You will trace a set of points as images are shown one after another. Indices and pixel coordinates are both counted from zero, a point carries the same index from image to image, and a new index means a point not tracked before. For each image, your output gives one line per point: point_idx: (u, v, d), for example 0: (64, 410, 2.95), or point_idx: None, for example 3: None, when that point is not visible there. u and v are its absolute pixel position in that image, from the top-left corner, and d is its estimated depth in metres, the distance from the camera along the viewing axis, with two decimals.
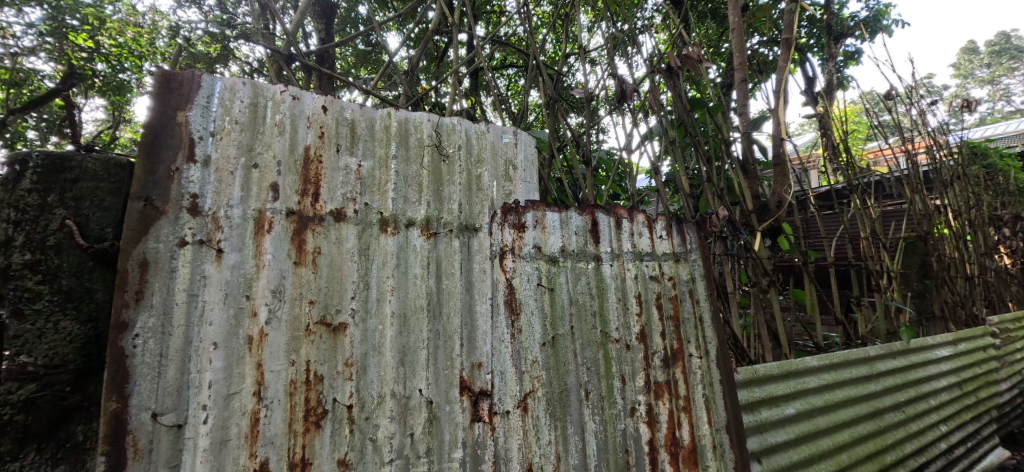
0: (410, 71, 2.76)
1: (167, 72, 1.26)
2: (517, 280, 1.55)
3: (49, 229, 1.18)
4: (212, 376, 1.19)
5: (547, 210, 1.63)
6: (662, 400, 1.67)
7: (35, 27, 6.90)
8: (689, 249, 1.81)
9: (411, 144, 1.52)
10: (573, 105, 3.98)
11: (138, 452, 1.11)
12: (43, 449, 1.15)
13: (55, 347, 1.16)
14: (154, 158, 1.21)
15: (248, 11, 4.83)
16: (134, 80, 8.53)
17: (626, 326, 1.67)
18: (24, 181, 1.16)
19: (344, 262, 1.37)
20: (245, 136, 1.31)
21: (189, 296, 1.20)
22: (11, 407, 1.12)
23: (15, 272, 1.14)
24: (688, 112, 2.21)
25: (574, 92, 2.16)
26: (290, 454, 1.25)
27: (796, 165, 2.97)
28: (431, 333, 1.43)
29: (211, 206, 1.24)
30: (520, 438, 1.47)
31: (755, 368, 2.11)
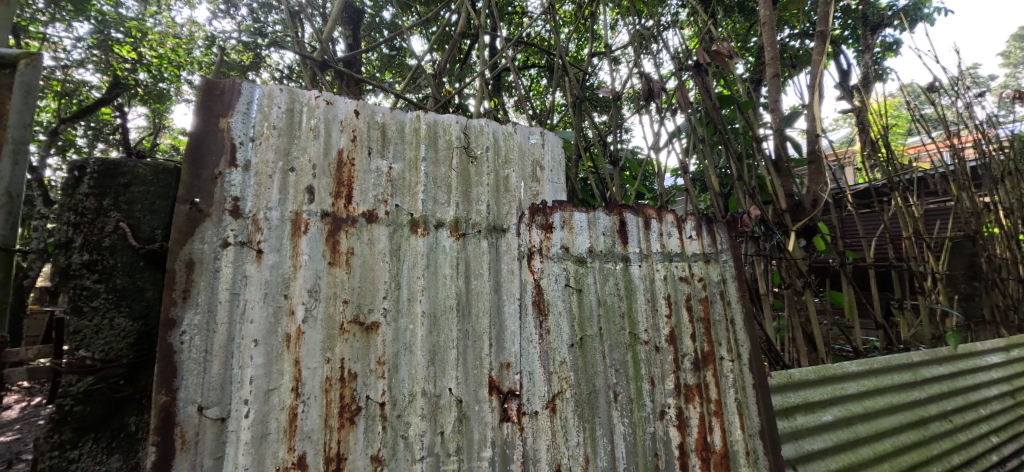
0: (435, 74, 2.79)
1: (210, 80, 1.31)
2: (545, 281, 1.55)
3: (105, 231, 1.25)
4: (253, 372, 1.23)
5: (575, 210, 1.63)
6: (692, 403, 1.64)
7: (83, 41, 7.30)
8: (720, 249, 1.78)
9: (440, 146, 1.55)
10: (599, 104, 3.96)
11: (185, 443, 1.17)
12: (99, 438, 1.21)
13: (110, 342, 1.23)
14: (199, 163, 1.26)
15: (279, 20, 4.99)
16: (174, 88, 8.91)
17: (655, 327, 1.65)
18: (83, 186, 1.23)
19: (377, 262, 1.40)
20: (283, 141, 1.36)
21: (232, 295, 1.24)
22: (72, 398, 1.19)
23: (75, 272, 1.21)
24: (717, 109, 2.17)
25: (600, 91, 2.15)
26: (326, 449, 1.28)
27: (833, 162, 2.87)
28: (460, 332, 1.45)
29: (251, 209, 1.29)
30: (548, 439, 1.47)
31: (790, 373, 2.05)
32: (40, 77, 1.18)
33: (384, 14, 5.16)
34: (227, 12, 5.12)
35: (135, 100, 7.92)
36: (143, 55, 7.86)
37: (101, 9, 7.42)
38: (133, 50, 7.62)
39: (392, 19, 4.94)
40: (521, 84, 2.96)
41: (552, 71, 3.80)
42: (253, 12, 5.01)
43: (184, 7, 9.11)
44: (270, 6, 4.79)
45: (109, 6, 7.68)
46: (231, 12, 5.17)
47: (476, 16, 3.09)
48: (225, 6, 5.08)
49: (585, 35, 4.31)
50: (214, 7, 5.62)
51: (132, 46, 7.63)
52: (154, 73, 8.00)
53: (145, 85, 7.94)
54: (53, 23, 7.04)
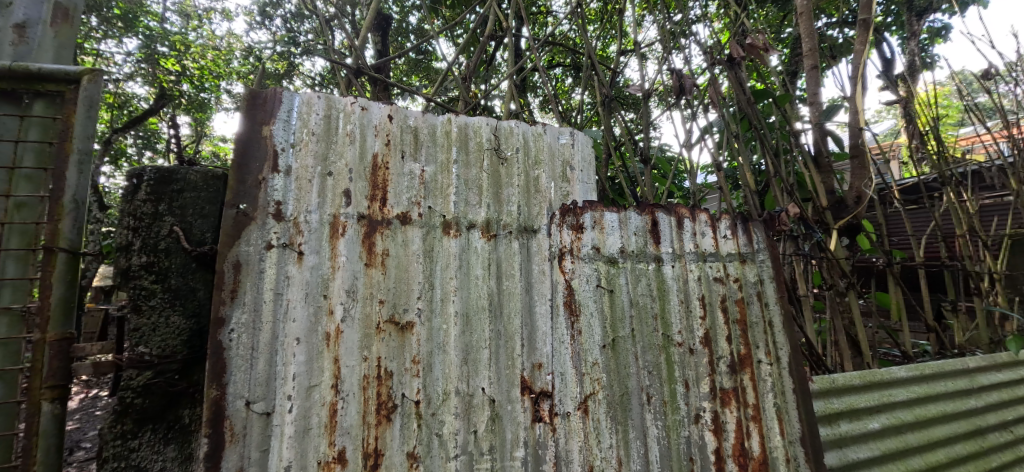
0: (463, 77, 2.82)
1: (253, 90, 1.38)
2: (576, 281, 1.55)
3: (160, 234, 1.32)
4: (295, 369, 1.28)
5: (606, 210, 1.62)
6: (729, 408, 1.60)
7: (132, 56, 7.73)
8: (757, 248, 1.73)
9: (471, 149, 1.57)
10: (628, 102, 3.91)
11: (234, 436, 1.22)
12: (157, 429, 1.29)
13: (166, 339, 1.31)
14: (244, 169, 1.32)
15: (311, 29, 5.15)
16: (215, 98, 9.31)
17: (689, 329, 1.63)
18: (141, 192, 1.31)
19: (411, 263, 1.43)
20: (321, 146, 1.41)
21: (275, 295, 1.30)
22: (132, 391, 1.26)
23: (135, 273, 1.29)
24: (751, 104, 2.11)
25: (629, 88, 2.12)
26: (364, 445, 1.32)
27: (878, 156, 2.74)
28: (492, 333, 1.47)
29: (292, 212, 1.34)
30: (581, 440, 1.47)
31: (833, 378, 1.97)
32: (100, 89, 1.27)
33: (411, 19, 5.24)
34: (263, 22, 5.31)
35: (179, 110, 8.31)
36: (186, 67, 8.24)
37: (148, 25, 7.84)
38: (177, 62, 8.00)
39: (420, 23, 5.01)
40: (548, 85, 2.96)
41: (579, 71, 3.78)
42: (287, 22, 5.18)
43: (224, 20, 9.51)
44: (303, 16, 4.95)
45: (155, 22, 8.10)
46: (267, 23, 5.37)
47: (503, 18, 3.11)
48: (261, 18, 5.28)
49: (613, 33, 4.27)
50: (251, 19, 5.84)
51: (176, 58, 8.01)
52: (196, 83, 8.38)
53: (189, 95, 8.32)
54: (105, 40, 7.47)
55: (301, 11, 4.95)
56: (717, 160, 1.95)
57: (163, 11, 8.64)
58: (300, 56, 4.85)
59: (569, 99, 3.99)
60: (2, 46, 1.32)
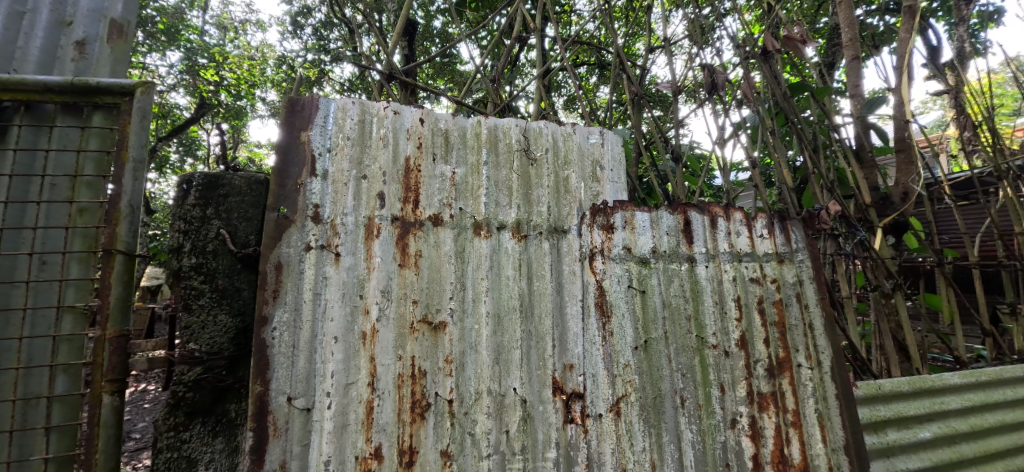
0: (490, 78, 2.82)
1: (292, 97, 1.43)
2: (607, 282, 1.54)
3: (208, 237, 1.39)
4: (334, 367, 1.32)
5: (637, 210, 1.60)
6: (767, 413, 1.56)
7: (175, 68, 8.10)
8: (795, 248, 1.67)
9: (501, 150, 1.58)
10: (656, 100, 3.84)
11: (277, 430, 1.27)
12: (206, 422, 1.35)
13: (214, 337, 1.37)
14: (285, 174, 1.37)
15: (340, 36, 5.28)
16: (250, 106, 9.64)
17: (724, 331, 1.59)
18: (190, 197, 1.38)
19: (443, 264, 1.45)
20: (355, 150, 1.45)
21: (314, 295, 1.34)
22: (184, 385, 1.33)
23: (185, 274, 1.36)
24: (788, 98, 2.03)
25: (659, 86, 2.07)
26: (399, 442, 1.35)
27: (926, 150, 2.60)
28: (524, 333, 1.47)
29: (330, 215, 1.39)
30: (613, 443, 1.46)
31: (879, 384, 1.89)
32: (152, 100, 1.34)
33: (436, 23, 5.29)
34: (293, 32, 5.46)
35: (218, 119, 8.65)
36: (224, 77, 8.58)
37: (189, 38, 8.20)
38: (216, 73, 8.33)
39: (444, 27, 5.06)
40: (574, 84, 2.93)
41: (605, 69, 3.73)
42: (317, 31, 5.32)
43: (258, 31, 9.87)
44: (332, 25, 5.06)
45: (195, 35, 8.46)
46: (297, 32, 5.52)
47: (528, 19, 3.10)
48: (293, 27, 5.45)
49: (638, 30, 4.20)
50: (284, 29, 6.04)
51: (215, 69, 8.36)
52: (234, 93, 8.72)
53: (226, 104, 8.66)
54: (150, 53, 7.84)
55: (330, 20, 5.07)
56: (751, 157, 1.89)
57: (201, 24, 9.03)
58: (330, 63, 4.97)
59: (596, 98, 3.95)
60: (65, 61, 1.43)
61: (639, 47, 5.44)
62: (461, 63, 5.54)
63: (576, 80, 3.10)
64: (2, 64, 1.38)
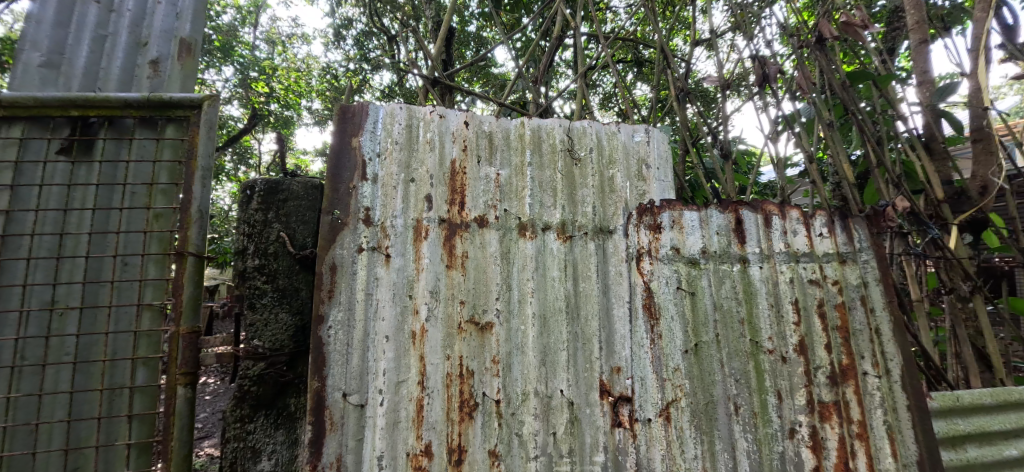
0: (528, 79, 2.80)
1: (343, 105, 1.49)
2: (655, 283, 1.50)
3: (270, 239, 1.47)
4: (385, 365, 1.36)
5: (685, 209, 1.54)
6: (830, 423, 1.46)
7: (230, 82, 8.57)
8: (859, 247, 1.56)
9: (545, 151, 1.58)
10: (701, 95, 3.71)
11: (334, 425, 1.32)
12: (268, 414, 1.42)
13: (276, 334, 1.44)
14: (338, 178, 1.43)
15: (379, 45, 5.41)
16: (298, 115, 10.08)
17: (781, 335, 1.50)
18: (253, 202, 1.47)
19: (489, 265, 1.46)
20: (404, 154, 1.49)
21: (366, 295, 1.39)
22: (249, 379, 1.41)
23: (250, 274, 1.45)
24: (847, 87, 1.89)
25: (706, 80, 1.95)
26: (448, 440, 1.36)
27: (1007, 138, 2.38)
28: (570, 334, 1.46)
29: (380, 217, 1.43)
30: (663, 449, 1.41)
31: (958, 395, 1.73)
32: (218, 112, 1.43)
33: (472, 26, 5.32)
34: (335, 42, 5.64)
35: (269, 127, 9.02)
36: (273, 89, 9.00)
37: (242, 53, 8.66)
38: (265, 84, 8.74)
39: (479, 31, 5.09)
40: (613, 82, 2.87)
41: (644, 65, 3.62)
42: (358, 41, 5.47)
43: (305, 44, 10.31)
44: (371, 34, 5.19)
45: (247, 51, 8.92)
46: (339, 43, 5.70)
47: (567, 18, 3.05)
48: (335, 38, 5.63)
49: (678, 23, 4.07)
50: (327, 41, 6.26)
51: (265, 81, 8.78)
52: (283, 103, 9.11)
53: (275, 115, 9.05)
54: (208, 69, 8.34)
55: (369, 29, 5.21)
56: (807, 151, 1.77)
57: (253, 40, 9.52)
58: (371, 72, 5.10)
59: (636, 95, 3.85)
60: (142, 79, 1.55)
61: (677, 41, 5.28)
62: (497, 65, 5.54)
63: (614, 77, 3.02)
64: (89, 84, 1.51)
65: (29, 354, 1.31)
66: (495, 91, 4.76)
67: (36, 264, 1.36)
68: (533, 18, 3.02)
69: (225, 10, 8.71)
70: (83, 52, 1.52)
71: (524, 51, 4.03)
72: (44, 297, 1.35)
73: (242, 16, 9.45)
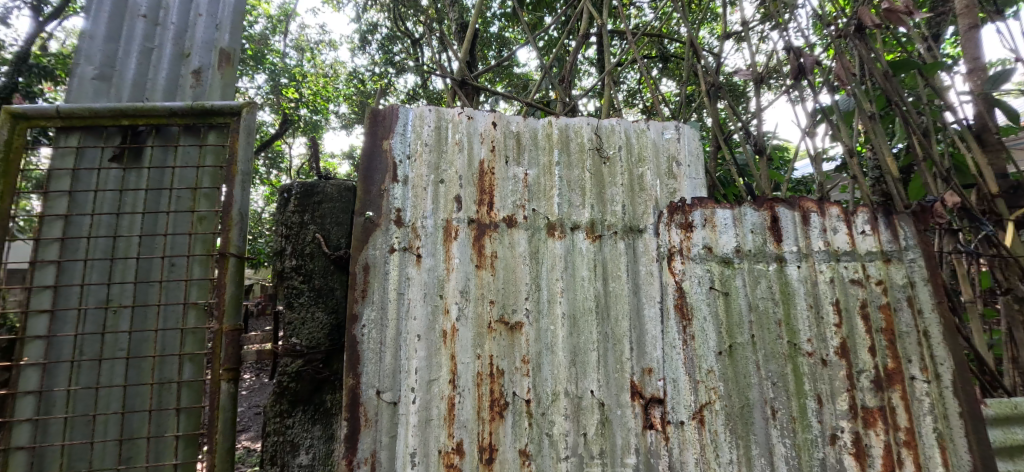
0: (552, 78, 2.77)
1: (374, 108, 1.52)
2: (687, 283, 1.47)
3: (306, 241, 1.51)
4: (417, 363, 1.38)
5: (717, 207, 1.50)
6: (874, 430, 1.38)
7: (262, 89, 8.85)
8: (905, 246, 1.45)
9: (573, 150, 1.57)
10: (732, 90, 3.61)
11: (368, 421, 1.35)
12: (306, 410, 1.47)
13: (312, 332, 1.49)
14: (369, 180, 1.46)
15: (403, 48, 5.48)
16: (326, 120, 10.36)
17: (821, 338, 1.43)
18: (290, 205, 1.52)
19: (518, 265, 1.47)
20: (433, 156, 1.51)
21: (398, 295, 1.41)
22: (287, 376, 1.45)
23: (288, 275, 1.50)
24: (890, 77, 1.79)
25: (735, 74, 1.87)
26: (479, 439, 1.37)
27: None
28: (600, 335, 1.45)
29: (411, 218, 1.45)
30: (696, 452, 1.39)
31: (1016, 402, 1.63)
32: (256, 119, 1.49)
33: (494, 27, 5.32)
34: (361, 46, 5.75)
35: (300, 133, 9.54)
36: (303, 95, 9.42)
37: (272, 61, 8.93)
38: (296, 91, 9.14)
39: (501, 32, 5.10)
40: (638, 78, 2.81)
41: (670, 60, 3.54)
42: (383, 46, 5.55)
43: (332, 50, 10.55)
44: (395, 38, 5.27)
45: (278, 58, 9.19)
46: (365, 47, 5.80)
47: (592, 15, 3.00)
48: (361, 43, 5.74)
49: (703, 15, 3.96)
50: (353, 46, 6.40)
51: (296, 88, 9.16)
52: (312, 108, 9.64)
53: (304, 119, 9.72)
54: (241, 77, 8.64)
55: (393, 33, 5.28)
56: (845, 144, 1.69)
57: (284, 48, 9.81)
58: (395, 75, 5.17)
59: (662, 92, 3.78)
60: (185, 89, 1.62)
61: (702, 34, 5.14)
62: (519, 65, 5.53)
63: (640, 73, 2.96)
64: (137, 94, 1.59)
65: (86, 349, 1.39)
66: (518, 91, 4.74)
67: (91, 265, 1.44)
68: (559, 16, 2.98)
69: (257, 20, 9.01)
70: (132, 64, 1.60)
71: (547, 50, 4.01)
72: (100, 296, 1.43)
73: (273, 25, 9.76)
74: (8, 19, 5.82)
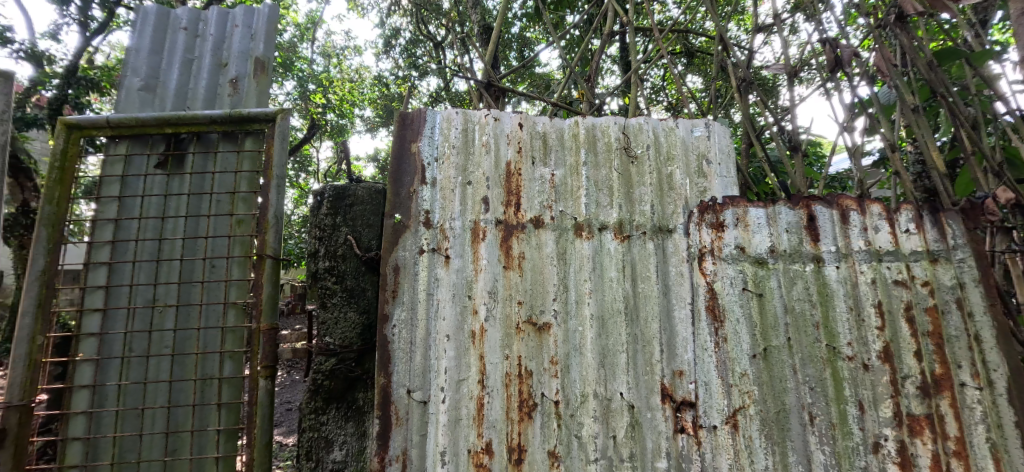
0: (575, 77, 2.75)
1: (403, 112, 1.55)
2: (719, 284, 1.44)
3: (339, 242, 1.55)
4: (447, 363, 1.40)
5: (750, 205, 1.46)
6: (921, 439, 1.31)
7: (291, 95, 9.12)
8: (953, 245, 1.37)
9: (600, 150, 1.56)
10: (762, 84, 3.50)
11: (399, 420, 1.37)
12: (340, 407, 1.50)
13: (345, 331, 1.52)
14: (399, 183, 1.49)
15: (426, 51, 5.56)
16: (353, 123, 10.57)
17: (862, 341, 1.37)
18: (324, 207, 1.57)
19: (546, 266, 1.47)
20: (461, 158, 1.52)
21: (428, 295, 1.43)
22: (321, 374, 1.49)
23: (322, 276, 1.54)
24: (934, 66, 1.69)
25: (766, 69, 1.80)
26: (508, 440, 1.38)
27: None
28: (629, 336, 1.43)
29: (439, 220, 1.47)
30: (730, 458, 1.35)
31: None
32: (290, 124, 1.53)
33: (515, 28, 5.34)
34: (385, 51, 5.85)
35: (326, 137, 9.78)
36: (329, 100, 9.79)
37: (301, 68, 9.20)
38: (322, 96, 9.39)
39: (522, 32, 5.10)
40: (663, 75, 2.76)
41: (695, 56, 3.47)
42: (406, 49, 5.64)
43: (358, 55, 10.77)
44: (418, 42, 5.34)
45: (306, 65, 9.45)
46: (388, 51, 5.91)
47: (617, 12, 2.95)
48: (385, 48, 5.85)
49: (728, 8, 3.86)
50: (377, 51, 6.53)
51: (322, 93, 9.41)
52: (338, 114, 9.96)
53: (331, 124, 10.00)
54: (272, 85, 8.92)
55: (416, 37, 5.38)
56: (886, 138, 1.61)
57: (312, 55, 10.08)
58: (419, 79, 5.24)
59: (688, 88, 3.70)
60: (223, 97, 1.68)
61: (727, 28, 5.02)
62: (540, 65, 5.53)
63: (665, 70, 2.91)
64: (180, 103, 1.66)
65: (135, 346, 1.47)
66: (540, 91, 4.74)
67: (139, 265, 1.51)
68: (583, 15, 2.94)
69: (285, 28, 9.30)
70: (174, 75, 1.67)
71: (569, 50, 3.99)
72: (147, 296, 1.50)
73: (301, 33, 10.06)
74: (59, 36, 6.18)
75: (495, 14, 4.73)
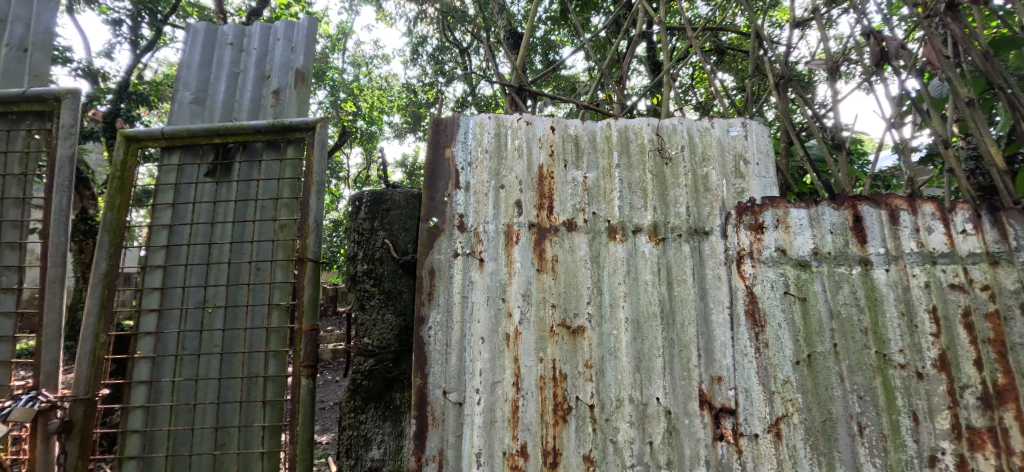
0: (602, 78, 2.73)
1: (437, 118, 1.58)
2: (758, 288, 1.40)
3: (376, 246, 1.60)
4: (481, 365, 1.41)
5: (791, 206, 1.42)
6: (984, 453, 1.23)
7: (325, 103, 9.41)
8: (1016, 246, 1.29)
9: (633, 151, 1.55)
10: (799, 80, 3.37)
11: (436, 421, 1.39)
12: (378, 407, 1.54)
13: (383, 333, 1.56)
14: (434, 187, 1.52)
15: (451, 58, 5.65)
16: (385, 130, 10.81)
17: (915, 348, 1.30)
18: (362, 212, 1.61)
19: (579, 269, 1.46)
20: (493, 163, 1.54)
21: (462, 298, 1.45)
22: (360, 373, 1.53)
23: (361, 278, 1.59)
24: (991, 57, 1.59)
25: (805, 65, 1.73)
26: (543, 443, 1.37)
27: None
28: (666, 341, 1.41)
29: (473, 223, 1.49)
30: (772, 467, 1.31)
31: None
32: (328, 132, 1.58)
33: (539, 31, 5.35)
34: (412, 58, 5.98)
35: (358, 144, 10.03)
36: (360, 107, 9.98)
37: (334, 77, 9.49)
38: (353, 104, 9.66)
39: (546, 35, 5.11)
40: None
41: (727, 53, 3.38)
42: (432, 56, 5.74)
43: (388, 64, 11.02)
44: (443, 48, 5.44)
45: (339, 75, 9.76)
46: (416, 59, 6.05)
47: (645, 12, 2.90)
48: (412, 55, 5.98)
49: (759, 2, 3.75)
50: (404, 59, 6.67)
51: (353, 102, 9.67)
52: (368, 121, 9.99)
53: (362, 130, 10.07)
54: None
55: (442, 44, 5.47)
56: (937, 134, 1.53)
57: (344, 65, 10.39)
58: (445, 84, 5.33)
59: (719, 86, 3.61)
60: (267, 108, 1.75)
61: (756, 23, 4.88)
62: (565, 67, 5.53)
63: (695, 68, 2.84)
64: (227, 115, 1.74)
65: (188, 345, 1.54)
66: (566, 93, 4.73)
67: (191, 268, 1.59)
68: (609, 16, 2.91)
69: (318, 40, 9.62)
70: (222, 88, 1.76)
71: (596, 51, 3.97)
72: (198, 297, 1.58)
73: (333, 44, 10.38)
74: (111, 54, 6.60)
75: (518, 18, 4.74)
